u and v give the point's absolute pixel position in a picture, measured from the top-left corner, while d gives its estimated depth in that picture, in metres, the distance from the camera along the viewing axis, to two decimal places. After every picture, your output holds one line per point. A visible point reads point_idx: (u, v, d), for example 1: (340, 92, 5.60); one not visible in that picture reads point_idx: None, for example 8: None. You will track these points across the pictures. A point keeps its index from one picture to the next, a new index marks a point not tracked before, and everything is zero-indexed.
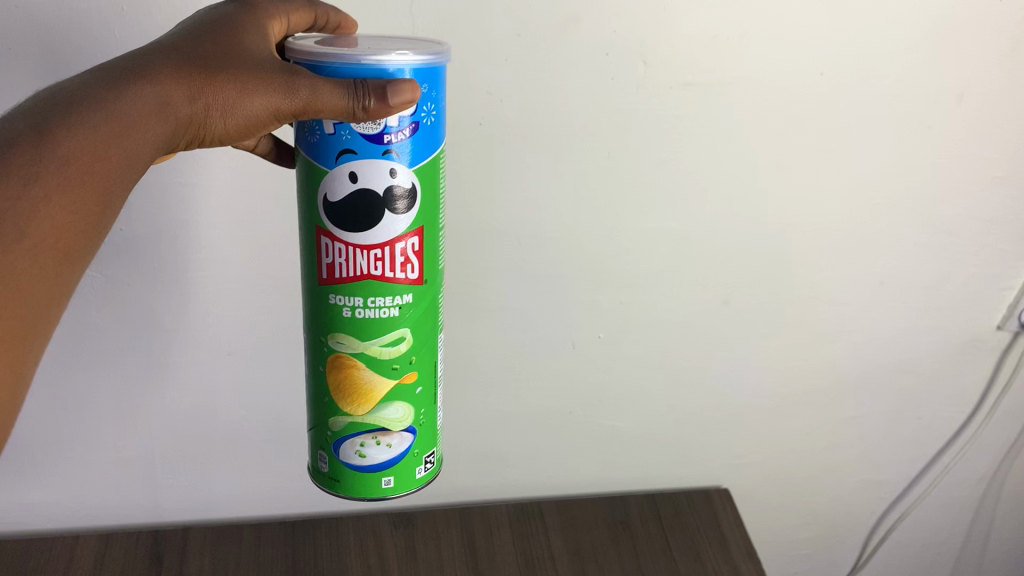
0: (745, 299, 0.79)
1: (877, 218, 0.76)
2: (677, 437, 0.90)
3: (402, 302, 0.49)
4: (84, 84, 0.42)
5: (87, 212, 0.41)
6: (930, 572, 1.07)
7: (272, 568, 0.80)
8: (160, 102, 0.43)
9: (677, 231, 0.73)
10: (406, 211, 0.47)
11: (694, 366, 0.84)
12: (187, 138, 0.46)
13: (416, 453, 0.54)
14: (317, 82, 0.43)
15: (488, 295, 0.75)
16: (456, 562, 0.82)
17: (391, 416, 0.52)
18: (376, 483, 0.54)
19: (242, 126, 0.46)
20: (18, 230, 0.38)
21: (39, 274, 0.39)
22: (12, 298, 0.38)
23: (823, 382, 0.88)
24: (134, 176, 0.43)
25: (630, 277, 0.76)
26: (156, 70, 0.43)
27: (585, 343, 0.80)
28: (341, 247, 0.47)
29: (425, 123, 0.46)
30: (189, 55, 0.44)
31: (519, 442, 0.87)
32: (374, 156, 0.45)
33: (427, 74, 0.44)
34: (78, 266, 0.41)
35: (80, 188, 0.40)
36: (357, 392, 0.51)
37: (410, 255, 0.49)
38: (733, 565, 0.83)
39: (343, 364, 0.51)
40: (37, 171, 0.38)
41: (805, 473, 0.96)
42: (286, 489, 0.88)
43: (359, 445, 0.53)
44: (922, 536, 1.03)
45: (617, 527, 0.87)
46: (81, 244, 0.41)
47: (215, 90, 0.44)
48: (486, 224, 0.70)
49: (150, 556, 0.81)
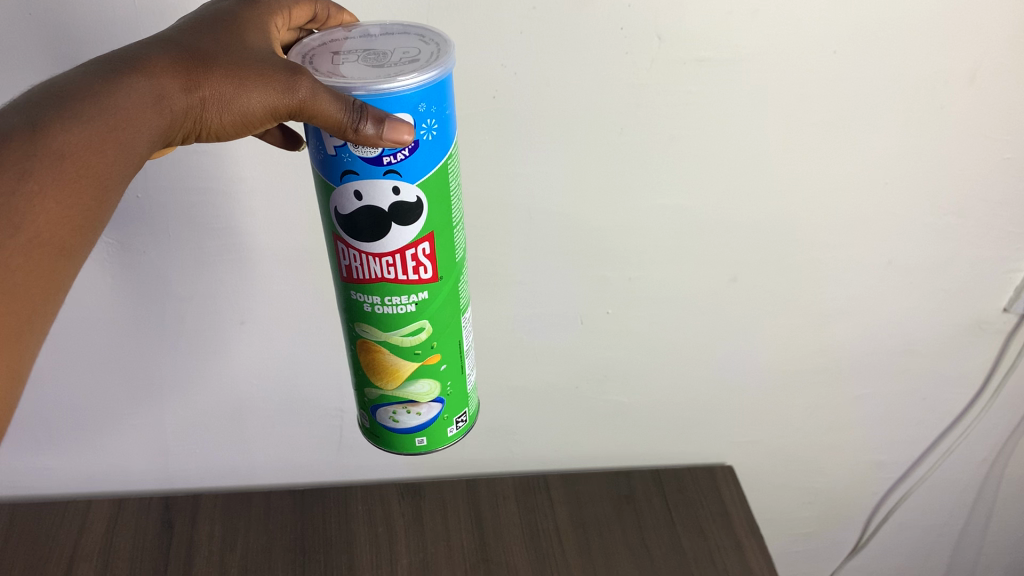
0: (753, 278, 0.80)
1: (887, 198, 0.75)
2: (681, 413, 0.92)
3: (417, 299, 0.50)
4: (80, 76, 0.42)
5: (82, 206, 0.41)
6: (927, 538, 1.11)
7: (282, 536, 0.82)
8: (156, 95, 0.43)
9: (686, 207, 0.73)
10: (414, 221, 0.46)
11: (698, 343, 0.85)
12: (183, 131, 0.45)
13: (446, 416, 0.56)
14: (317, 89, 0.41)
15: (495, 269, 0.76)
16: (463, 536, 0.83)
17: (418, 391, 0.54)
18: (411, 441, 0.56)
19: (238, 122, 0.45)
20: (13, 226, 0.38)
21: (37, 272, 0.39)
22: (10, 296, 0.38)
23: (827, 360, 0.89)
24: (129, 170, 0.43)
25: (638, 254, 0.76)
26: (153, 63, 0.43)
27: (593, 319, 0.81)
28: (355, 252, 0.48)
29: (426, 139, 0.44)
30: (187, 50, 0.44)
31: (525, 412, 0.90)
32: (376, 175, 0.44)
33: (425, 93, 0.43)
34: (71, 258, 0.42)
35: (75, 183, 0.40)
36: (383, 370, 0.53)
37: (422, 259, 0.48)
38: (735, 539, 0.85)
39: (369, 348, 0.52)
40: (32, 166, 0.38)
41: (808, 448, 0.98)
42: (298, 458, 0.91)
43: (392, 411, 0.54)
44: (922, 506, 1.06)
45: (621, 500, 0.89)
46: (75, 237, 0.41)
47: (212, 84, 0.44)
48: (494, 198, 0.70)
49: (161, 521, 0.82)
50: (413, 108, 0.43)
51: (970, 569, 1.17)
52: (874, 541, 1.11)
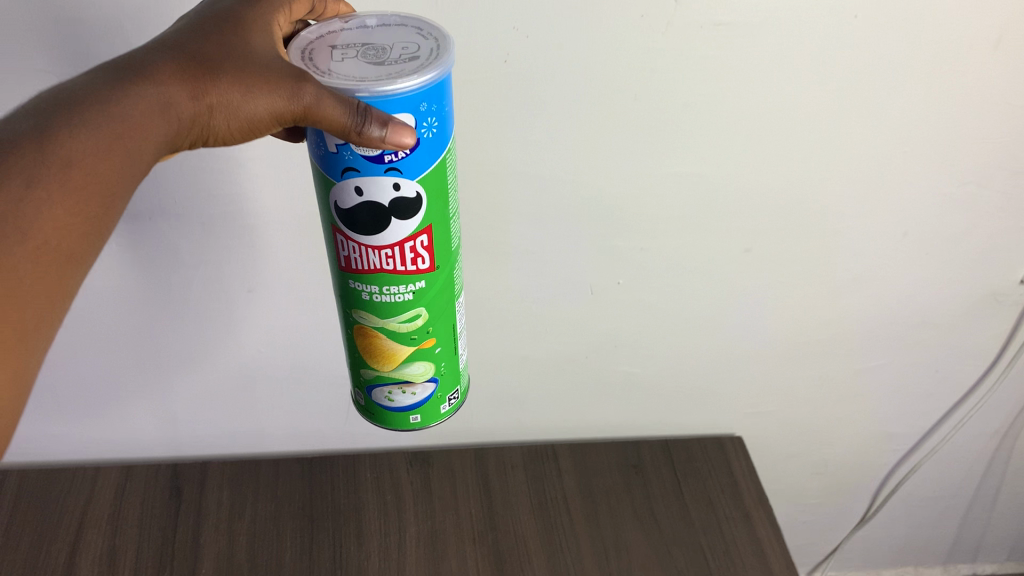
0: (767, 249, 0.78)
1: (906, 166, 0.73)
2: (691, 384, 0.92)
3: (415, 289, 0.49)
4: (88, 83, 0.41)
5: (89, 214, 0.40)
6: (941, 499, 1.12)
7: (290, 503, 0.82)
8: (163, 103, 0.42)
9: (701, 175, 0.72)
10: (414, 215, 0.46)
11: (710, 314, 0.84)
12: (190, 137, 0.45)
13: (440, 395, 0.56)
14: (321, 92, 0.40)
15: (505, 238, 0.75)
16: (471, 505, 0.83)
17: (413, 373, 0.53)
18: (405, 419, 0.56)
19: (244, 127, 0.45)
20: (19, 232, 0.37)
21: (40, 274, 0.38)
22: (11, 296, 0.37)
23: (839, 332, 0.88)
24: (137, 177, 0.43)
25: (650, 223, 0.75)
26: (159, 70, 0.42)
27: (604, 289, 0.80)
28: (354, 244, 0.47)
29: (426, 137, 0.43)
30: (194, 55, 0.43)
31: (534, 381, 0.89)
32: (377, 173, 0.44)
33: (426, 93, 0.42)
34: (80, 267, 0.41)
35: (82, 189, 0.40)
36: (380, 354, 0.52)
37: (420, 251, 0.48)
38: (744, 511, 0.85)
39: (365, 334, 0.51)
40: (38, 172, 0.38)
41: (818, 419, 0.98)
42: (307, 426, 0.91)
43: (388, 392, 0.54)
44: (936, 470, 1.06)
45: (629, 471, 0.88)
46: (82, 246, 0.41)
47: (219, 91, 0.43)
48: (506, 165, 0.69)
49: (169, 488, 0.82)
50: (414, 108, 0.42)
51: (984, 522, 1.19)
52: (885, 504, 1.11)
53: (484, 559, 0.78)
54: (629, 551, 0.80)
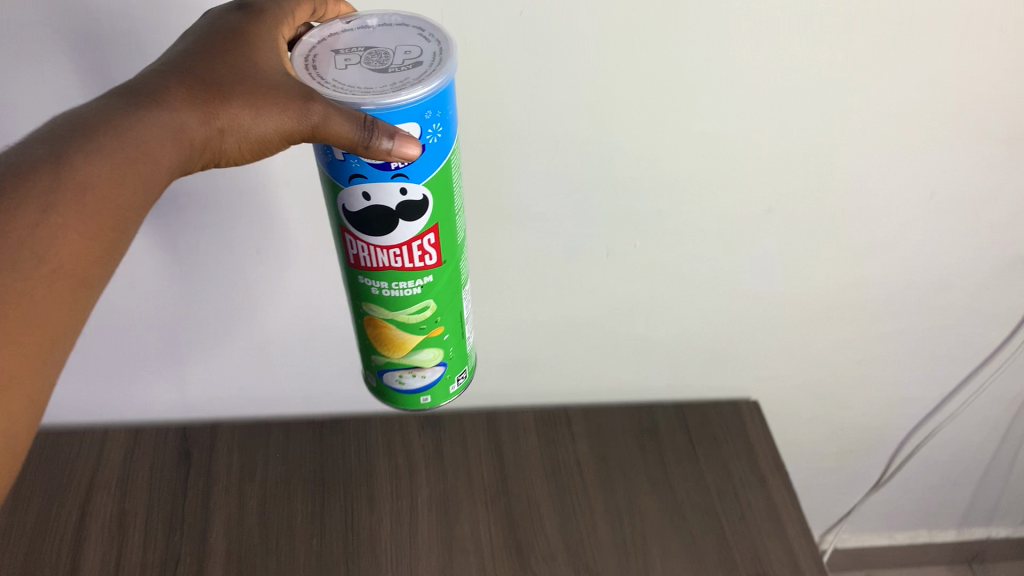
0: (789, 210, 0.76)
1: (939, 127, 0.70)
2: (707, 347, 0.90)
3: (423, 283, 0.49)
4: (99, 108, 0.43)
5: (103, 237, 0.42)
6: (961, 460, 1.11)
7: (300, 467, 0.81)
8: (174, 127, 0.43)
9: (725, 134, 0.69)
10: (420, 216, 0.45)
11: (728, 277, 0.82)
12: (202, 158, 0.46)
13: (449, 375, 0.57)
14: (328, 108, 0.39)
15: (520, 201, 0.73)
16: (483, 470, 0.82)
17: (423, 358, 0.54)
18: (416, 400, 0.57)
19: (254, 148, 0.46)
20: (36, 257, 0.39)
21: (54, 298, 0.40)
22: (29, 321, 0.39)
23: (860, 295, 0.86)
24: (150, 199, 0.44)
25: (670, 184, 0.73)
26: (170, 95, 0.43)
27: (621, 250, 0.78)
28: (362, 244, 0.47)
29: (432, 142, 0.43)
30: (203, 77, 0.44)
31: (548, 344, 0.88)
32: (385, 179, 0.43)
33: (431, 101, 0.41)
34: (93, 289, 0.42)
35: (96, 214, 0.41)
36: (390, 342, 0.53)
37: (427, 248, 0.48)
38: (760, 476, 0.83)
39: (375, 324, 0.52)
40: (54, 198, 0.39)
41: (835, 382, 0.97)
42: (318, 387, 0.90)
43: (399, 375, 0.55)
44: (955, 432, 1.05)
45: (643, 435, 0.87)
46: (96, 269, 0.42)
47: (229, 113, 0.44)
48: (521, 125, 0.66)
49: (178, 451, 0.82)
50: (419, 116, 0.41)
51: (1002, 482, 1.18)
52: (904, 462, 1.11)
53: (497, 525, 0.77)
54: (645, 517, 0.79)
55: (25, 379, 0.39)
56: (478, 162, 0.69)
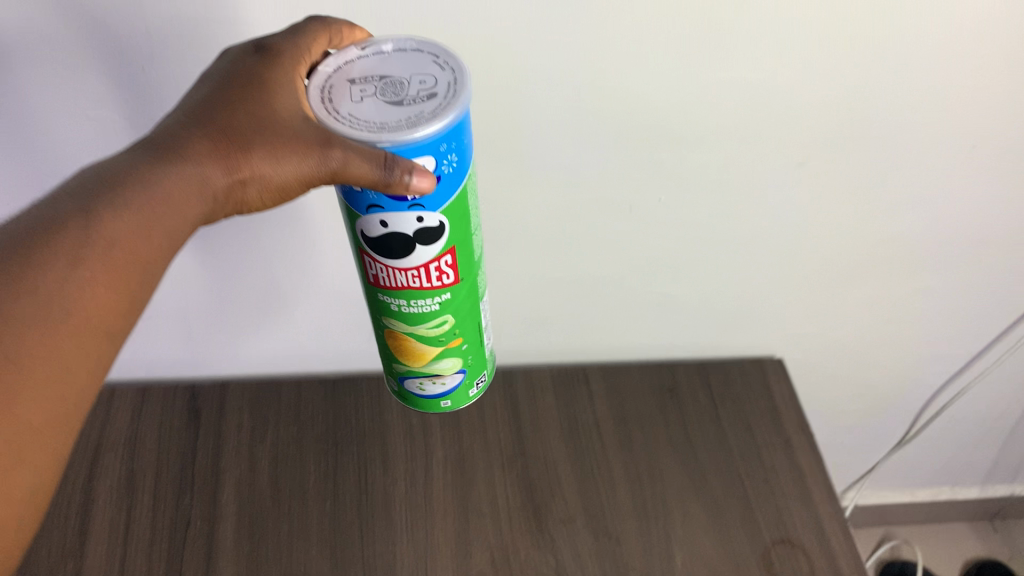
0: (822, 163, 0.72)
1: (988, 75, 0.65)
2: (731, 305, 0.88)
3: (441, 300, 0.51)
4: (125, 162, 0.43)
5: (129, 290, 0.44)
6: (990, 418, 1.09)
7: (312, 429, 0.79)
8: (197, 180, 0.43)
9: (758, 82, 0.64)
10: (437, 240, 0.46)
11: (755, 233, 0.79)
12: (226, 207, 0.46)
13: (468, 381, 0.60)
14: (349, 150, 0.39)
15: (537, 156, 0.69)
16: (500, 431, 0.80)
17: (442, 366, 0.57)
18: (437, 403, 0.61)
19: (278, 195, 0.45)
20: (64, 312, 0.41)
21: (82, 352, 0.42)
22: (56, 375, 0.41)
23: (893, 251, 0.82)
24: (175, 249, 0.45)
25: (698, 135, 0.69)
26: (192, 148, 0.43)
27: (644, 206, 0.75)
28: (381, 267, 0.48)
29: (447, 172, 0.43)
30: (223, 126, 0.44)
31: (566, 301, 0.85)
32: (401, 209, 0.43)
33: (446, 133, 0.41)
34: (118, 338, 0.44)
35: (123, 268, 0.43)
36: (411, 354, 0.55)
37: (445, 269, 0.49)
38: (785, 438, 0.81)
39: (396, 338, 0.54)
40: (83, 255, 0.41)
41: (862, 340, 0.94)
42: (331, 344, 0.88)
43: (419, 382, 0.58)
44: (985, 390, 1.03)
45: (664, 394, 0.85)
46: (122, 320, 0.44)
47: (250, 163, 0.44)
48: (539, 74, 0.62)
49: (187, 411, 0.80)
50: (435, 149, 0.41)
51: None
52: (930, 421, 1.08)
53: (514, 488, 0.75)
54: (664, 480, 0.77)
55: (52, 430, 0.41)
56: (494, 115, 0.65)
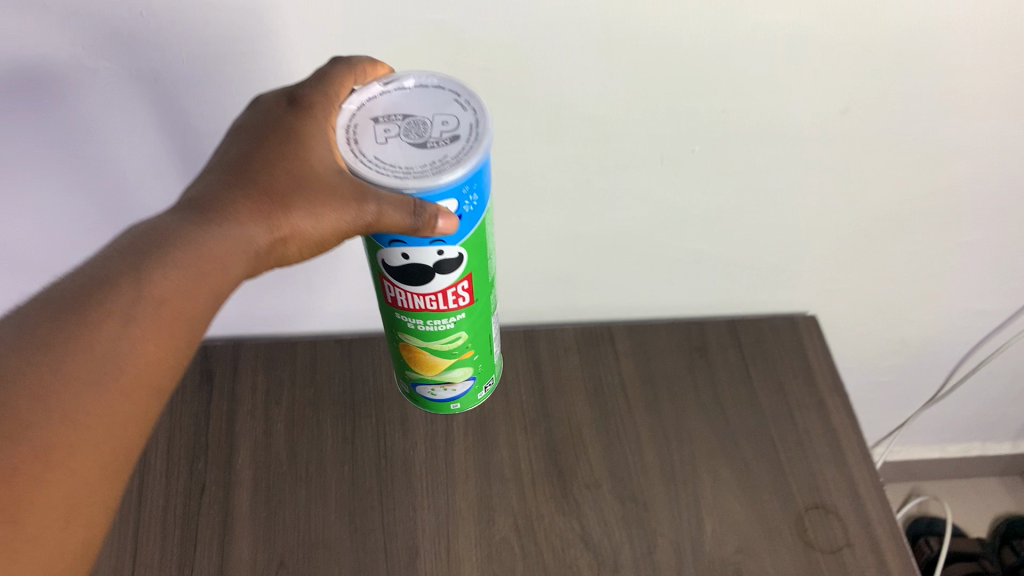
0: (867, 109, 0.68)
1: None
2: (762, 260, 0.84)
3: (456, 319, 0.55)
4: (173, 222, 0.46)
5: (176, 346, 0.46)
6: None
7: (329, 391, 0.77)
8: (241, 239, 0.46)
9: (803, 23, 0.59)
10: (454, 269, 0.51)
11: (790, 187, 0.75)
12: (266, 261, 0.49)
13: (477, 386, 0.66)
14: (382, 199, 0.43)
15: (563, 109, 0.65)
16: (522, 392, 0.77)
17: (455, 375, 0.63)
18: (446, 405, 0.68)
19: (315, 248, 0.49)
20: (116, 366, 0.44)
21: (132, 404, 0.45)
22: (108, 427, 0.44)
23: (935, 206, 0.78)
24: (217, 305, 0.48)
25: (735, 83, 0.64)
26: (237, 209, 0.47)
27: (675, 158, 0.71)
28: (400, 291, 0.52)
29: (467, 211, 0.47)
30: (266, 185, 0.47)
31: (590, 258, 0.82)
32: (423, 245, 0.48)
33: (469, 177, 0.45)
34: (165, 391, 0.47)
35: (170, 325, 0.46)
36: (426, 365, 0.60)
37: (461, 292, 0.53)
38: (818, 398, 0.78)
39: (411, 350, 0.59)
40: (134, 312, 0.44)
41: (897, 296, 0.90)
42: (346, 304, 0.85)
43: (432, 389, 0.64)
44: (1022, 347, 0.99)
45: (693, 353, 0.82)
46: (169, 375, 0.47)
47: (291, 221, 0.47)
48: (567, 19, 0.58)
49: (199, 373, 0.77)
50: (458, 192, 0.45)
51: None
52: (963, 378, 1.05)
53: (538, 452, 0.72)
54: (693, 442, 0.74)
55: (103, 479, 0.44)
56: (518, 65, 0.61)
